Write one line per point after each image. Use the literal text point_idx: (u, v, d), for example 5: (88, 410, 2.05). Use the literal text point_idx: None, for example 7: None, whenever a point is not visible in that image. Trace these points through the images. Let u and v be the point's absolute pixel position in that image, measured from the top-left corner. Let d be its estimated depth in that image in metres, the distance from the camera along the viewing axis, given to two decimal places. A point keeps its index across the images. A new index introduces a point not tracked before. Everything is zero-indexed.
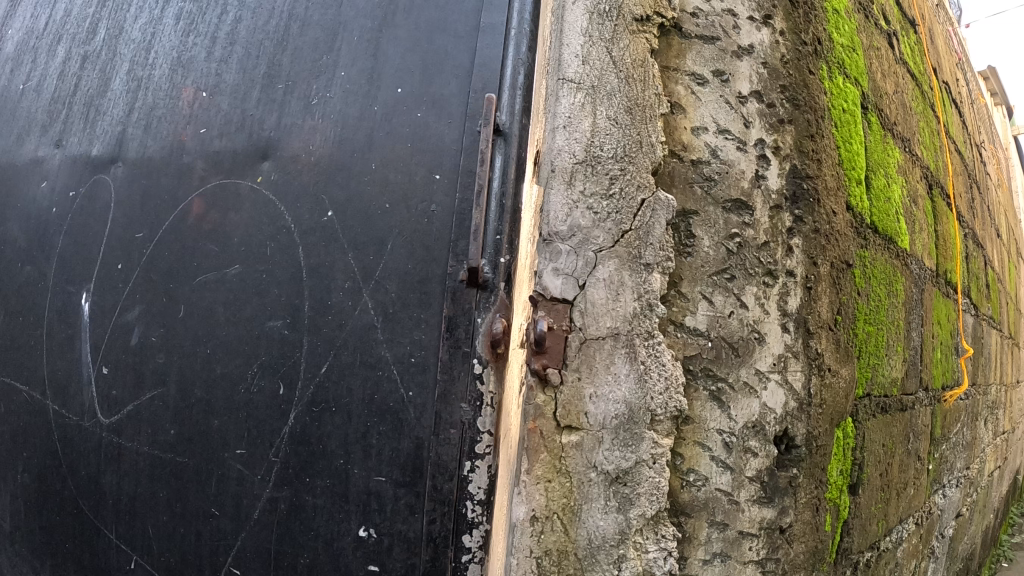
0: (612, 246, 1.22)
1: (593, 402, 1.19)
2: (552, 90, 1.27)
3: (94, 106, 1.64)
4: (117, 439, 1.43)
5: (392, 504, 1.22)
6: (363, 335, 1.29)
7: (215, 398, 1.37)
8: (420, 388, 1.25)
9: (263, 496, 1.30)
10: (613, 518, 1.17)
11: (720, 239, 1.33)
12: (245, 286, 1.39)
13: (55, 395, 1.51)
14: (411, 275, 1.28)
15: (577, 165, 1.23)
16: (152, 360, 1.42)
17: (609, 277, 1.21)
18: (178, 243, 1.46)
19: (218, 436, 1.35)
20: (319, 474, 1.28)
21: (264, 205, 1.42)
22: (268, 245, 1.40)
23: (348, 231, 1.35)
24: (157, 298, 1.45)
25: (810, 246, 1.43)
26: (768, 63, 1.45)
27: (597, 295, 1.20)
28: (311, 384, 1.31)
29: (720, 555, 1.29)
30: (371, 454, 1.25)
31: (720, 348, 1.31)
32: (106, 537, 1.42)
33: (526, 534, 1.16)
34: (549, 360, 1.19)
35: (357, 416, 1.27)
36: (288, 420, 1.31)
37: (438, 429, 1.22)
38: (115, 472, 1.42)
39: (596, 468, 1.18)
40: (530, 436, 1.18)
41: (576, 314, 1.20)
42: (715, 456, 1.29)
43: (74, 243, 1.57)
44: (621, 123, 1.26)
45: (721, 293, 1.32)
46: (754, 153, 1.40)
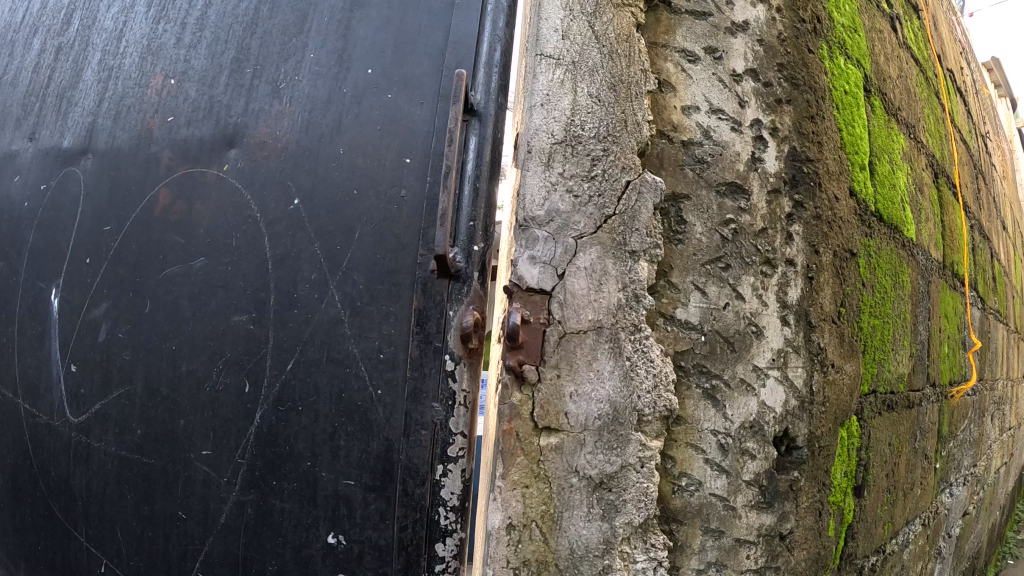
0: (594, 233, 1.11)
1: (573, 401, 1.08)
2: (529, 68, 1.16)
3: (67, 99, 1.45)
4: (88, 439, 1.28)
5: (362, 509, 1.12)
6: (329, 330, 1.17)
7: (181, 395, 1.22)
8: (390, 385, 1.14)
9: (230, 499, 1.17)
10: (596, 526, 1.07)
11: (714, 225, 1.24)
12: (210, 280, 1.24)
13: (26, 394, 1.35)
14: (380, 265, 1.18)
15: (556, 145, 1.12)
16: (118, 357, 1.26)
17: (591, 265, 1.10)
18: (144, 231, 1.30)
19: (184, 436, 1.21)
20: (285, 477, 1.15)
21: (230, 194, 1.27)
22: (235, 236, 1.25)
23: (316, 220, 1.22)
24: (124, 292, 1.28)
25: (810, 234, 1.34)
26: (764, 40, 1.35)
27: (577, 285, 1.10)
28: (277, 382, 1.17)
29: (714, 564, 1.20)
30: (340, 455, 1.14)
31: (715, 343, 1.21)
32: (77, 541, 1.29)
33: (502, 544, 1.07)
34: (526, 356, 1.08)
35: (325, 414, 1.15)
36: (254, 418, 1.17)
37: (409, 430, 1.12)
38: (84, 473, 1.28)
39: (577, 473, 1.07)
40: (505, 438, 1.08)
41: (554, 307, 1.09)
42: (708, 459, 1.20)
43: (42, 247, 1.39)
44: (604, 101, 1.15)
45: (715, 283, 1.22)
46: (751, 134, 1.30)
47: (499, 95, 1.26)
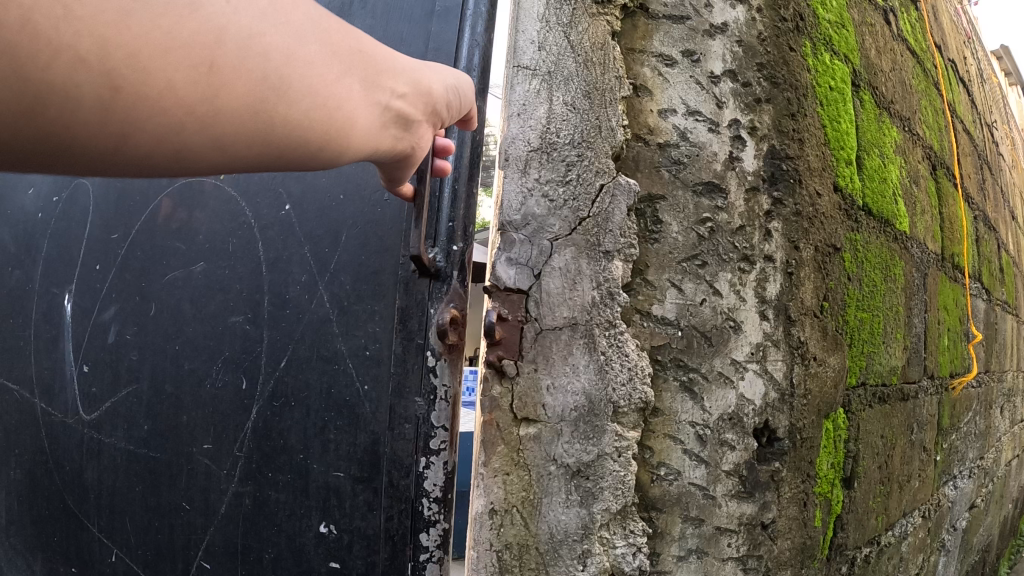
0: (568, 234, 1.14)
1: (550, 393, 1.11)
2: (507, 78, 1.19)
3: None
4: (99, 435, 1.36)
5: (351, 500, 1.15)
6: (319, 329, 1.21)
7: (183, 393, 1.29)
8: (375, 381, 1.16)
9: (229, 490, 1.23)
10: (575, 512, 1.11)
11: (690, 223, 1.28)
12: (209, 283, 1.30)
13: (43, 394, 1.45)
14: (365, 266, 1.20)
15: (532, 153, 1.15)
16: (127, 357, 1.35)
17: (565, 266, 1.14)
18: (148, 238, 1.37)
19: (186, 431, 1.28)
20: (280, 469, 1.20)
21: (226, 201, 1.32)
22: (231, 241, 1.30)
23: (305, 223, 1.26)
24: (130, 296, 1.36)
25: (790, 230, 1.39)
26: (743, 41, 1.39)
27: (552, 284, 1.13)
28: (272, 378, 1.22)
29: (695, 552, 1.25)
30: (330, 448, 1.17)
31: (692, 337, 1.25)
32: (90, 532, 1.36)
33: (485, 528, 1.10)
34: (505, 351, 1.11)
35: (315, 409, 1.19)
36: (250, 413, 1.23)
37: (393, 423, 1.13)
38: (96, 467, 1.36)
39: (555, 461, 1.11)
40: (485, 429, 1.11)
41: (531, 304, 1.12)
42: (687, 449, 1.25)
43: (56, 253, 1.48)
44: (578, 108, 1.17)
45: (691, 280, 1.26)
46: (728, 135, 1.35)
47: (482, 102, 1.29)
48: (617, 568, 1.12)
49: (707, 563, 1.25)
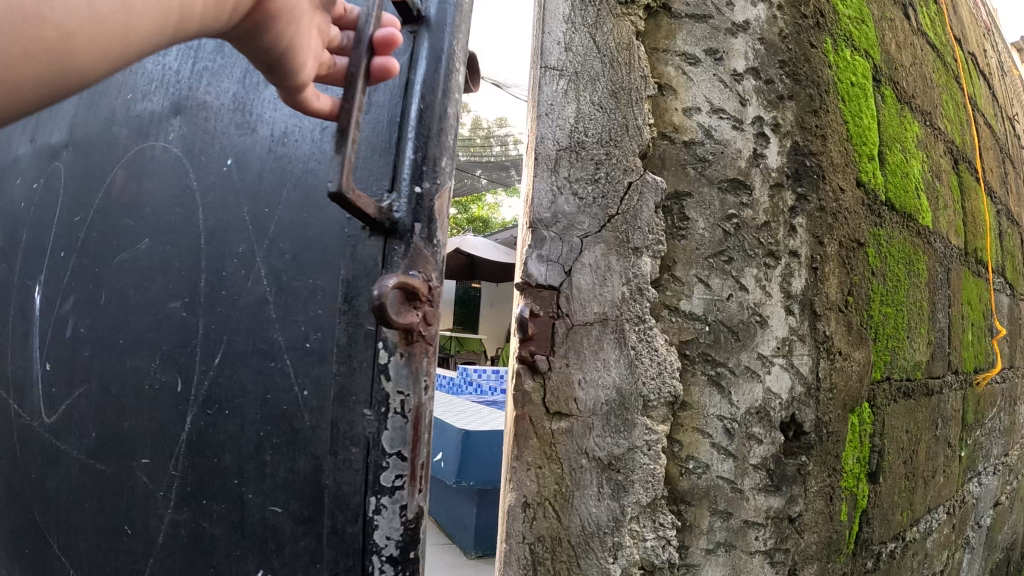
0: (598, 231, 1.16)
1: (582, 388, 1.13)
2: (536, 79, 1.22)
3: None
4: (58, 442, 1.10)
5: (290, 546, 0.86)
6: (256, 315, 0.92)
7: (126, 397, 1.02)
8: (317, 385, 0.86)
9: (166, 517, 0.96)
10: (606, 505, 1.12)
11: (717, 220, 1.29)
12: (152, 263, 1.02)
13: (17, 395, 1.21)
14: (308, 228, 0.90)
15: (561, 151, 1.18)
16: (80, 356, 1.09)
17: (596, 262, 1.15)
18: (103, 220, 1.10)
19: (127, 440, 1.01)
20: (215, 496, 0.92)
21: (172, 164, 1.03)
22: (176, 211, 1.02)
23: (246, 175, 0.96)
24: (85, 284, 1.10)
25: (814, 225, 1.40)
26: (765, 38, 1.40)
27: (583, 280, 1.15)
28: (206, 379, 0.94)
29: (724, 544, 1.27)
30: (267, 474, 0.88)
31: (719, 331, 1.27)
32: (51, 549, 1.11)
33: (518, 520, 1.13)
34: (537, 347, 1.15)
35: (250, 421, 0.90)
36: (185, 423, 0.95)
37: (336, 446, 0.82)
38: (54, 478, 1.10)
39: (587, 454, 1.13)
40: (518, 422, 1.14)
41: (562, 300, 1.15)
42: (715, 442, 1.26)
43: (32, 246, 1.24)
44: (605, 107, 1.19)
45: (718, 276, 1.28)
46: (752, 132, 1.36)
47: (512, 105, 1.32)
48: (647, 561, 1.12)
49: (735, 556, 1.27)
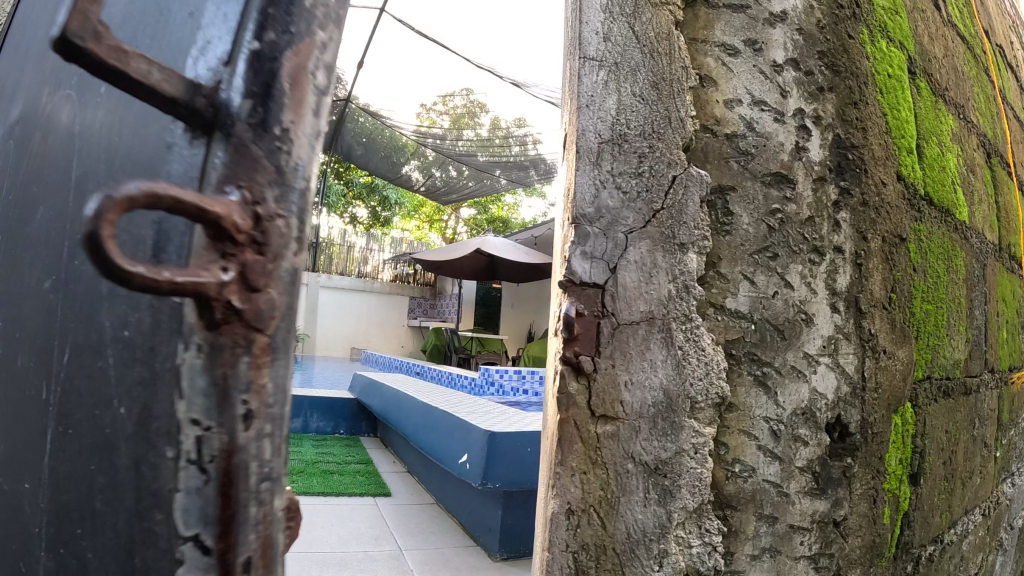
0: (643, 227, 1.11)
1: (628, 389, 1.09)
2: (575, 70, 1.18)
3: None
4: None
5: None
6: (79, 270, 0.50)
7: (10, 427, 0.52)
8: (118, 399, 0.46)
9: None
10: (652, 511, 1.08)
11: (761, 215, 1.25)
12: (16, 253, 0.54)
13: None
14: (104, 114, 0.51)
15: (603, 144, 1.14)
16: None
17: (641, 259, 1.11)
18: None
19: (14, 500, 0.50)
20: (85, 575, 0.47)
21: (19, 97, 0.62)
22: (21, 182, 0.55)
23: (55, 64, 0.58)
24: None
25: (858, 220, 1.33)
26: (803, 29, 1.34)
27: (628, 278, 1.10)
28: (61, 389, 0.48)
29: (769, 550, 1.23)
30: (94, 542, 0.46)
31: (765, 331, 1.23)
32: None
33: (562, 528, 1.09)
34: (581, 347, 1.10)
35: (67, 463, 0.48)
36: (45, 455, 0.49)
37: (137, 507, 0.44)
38: None
39: (633, 459, 1.08)
40: (562, 427, 1.10)
41: (607, 298, 1.11)
42: (761, 445, 1.22)
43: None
44: (647, 99, 1.15)
45: (763, 273, 1.24)
46: (794, 124, 1.31)
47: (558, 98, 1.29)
48: (693, 568, 1.08)
49: (780, 562, 1.23)
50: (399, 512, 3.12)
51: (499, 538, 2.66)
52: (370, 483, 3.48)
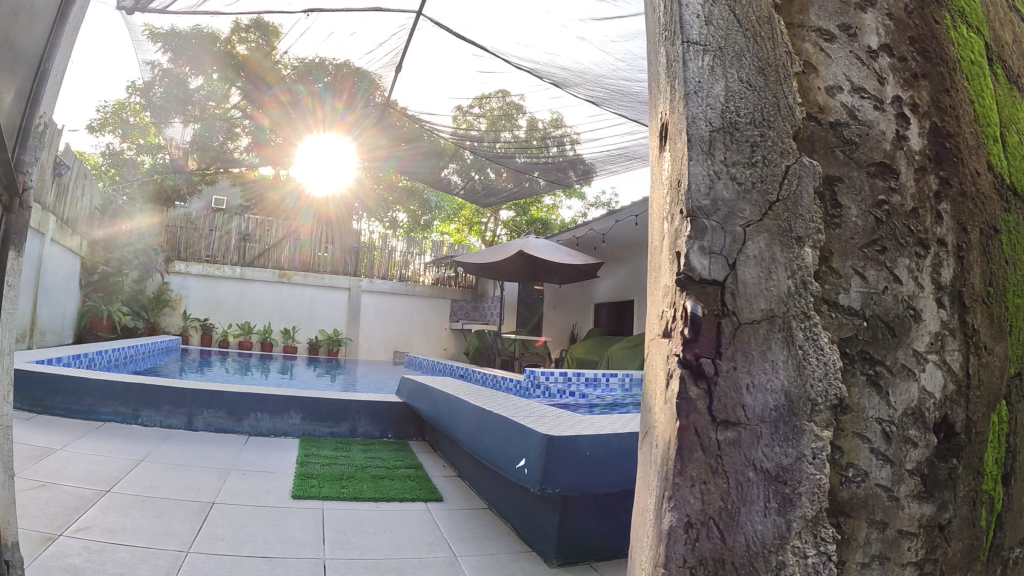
0: (760, 220, 1.06)
1: (750, 393, 1.03)
2: (678, 56, 1.17)
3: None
4: None
5: None
6: None
7: None
8: None
9: None
10: (771, 521, 1.01)
11: (869, 206, 1.18)
12: None
13: None
14: None
15: (715, 133, 1.11)
16: None
17: (760, 254, 1.05)
18: None
19: None
20: None
21: None
22: None
23: None
24: None
25: (958, 211, 1.25)
26: (893, 14, 1.30)
27: (748, 274, 1.04)
28: None
29: (879, 557, 1.15)
30: None
31: (876, 328, 1.16)
32: None
33: (680, 542, 1.05)
34: (700, 349, 1.05)
35: None
36: None
37: None
38: None
39: (754, 466, 1.02)
40: (683, 434, 1.06)
41: (728, 296, 1.04)
42: (874, 447, 1.15)
43: None
44: (754, 85, 1.12)
45: (873, 267, 1.17)
46: (893, 112, 1.24)
47: (652, 86, 1.30)
48: None
49: (889, 568, 1.16)
50: (452, 517, 3.07)
51: (555, 544, 2.59)
52: (420, 488, 3.44)
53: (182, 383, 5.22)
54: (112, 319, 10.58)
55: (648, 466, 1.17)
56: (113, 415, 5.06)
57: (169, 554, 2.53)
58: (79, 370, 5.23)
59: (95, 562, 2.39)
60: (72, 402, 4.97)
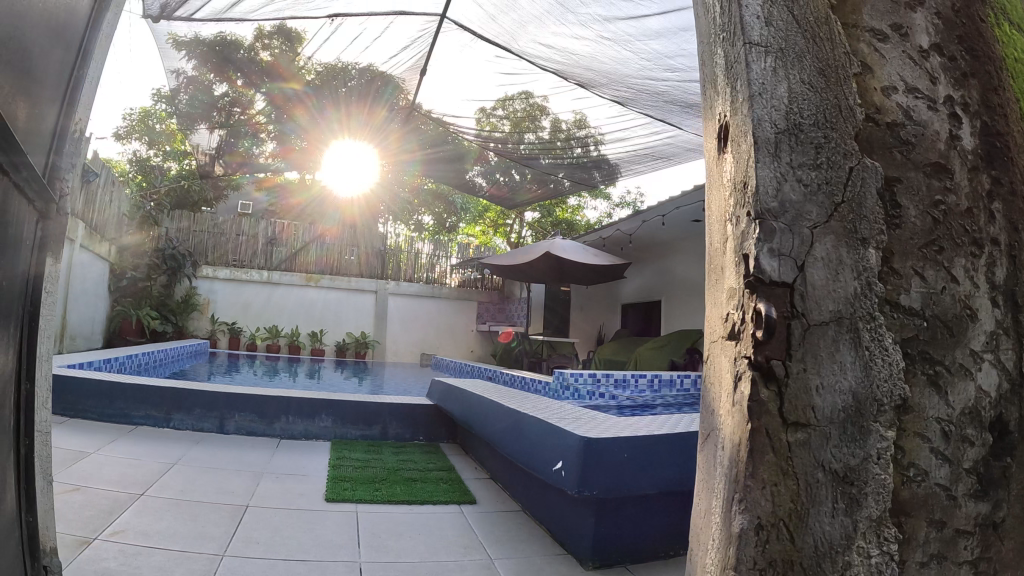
0: (827, 222, 1.08)
1: (820, 394, 1.04)
2: (740, 57, 1.18)
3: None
4: None
5: None
6: None
7: None
8: None
9: None
10: (839, 521, 1.03)
11: (926, 206, 1.16)
12: None
13: None
14: None
15: (781, 135, 1.11)
16: None
17: (827, 256, 1.07)
18: None
19: None
20: None
21: None
22: None
23: None
24: None
25: (1010, 211, 1.22)
26: (941, 13, 1.29)
27: (817, 276, 1.06)
28: None
29: (936, 556, 1.12)
30: None
31: (936, 328, 1.13)
32: None
33: (750, 544, 1.06)
34: (771, 351, 1.06)
35: None
36: None
37: None
38: None
39: (823, 467, 1.03)
40: (753, 436, 1.06)
41: (797, 298, 1.05)
42: (933, 448, 1.11)
43: None
44: (816, 87, 1.14)
45: (931, 267, 1.14)
46: (946, 112, 1.22)
47: (710, 89, 1.33)
48: None
49: (946, 568, 1.12)
50: (485, 520, 3.08)
51: (591, 545, 2.60)
52: (453, 490, 3.45)
53: (213, 386, 5.26)
54: (141, 324, 10.73)
55: (714, 469, 1.18)
56: (146, 419, 5.11)
57: (204, 557, 2.55)
58: (113, 374, 5.29)
59: (130, 566, 2.41)
60: (105, 405, 5.06)
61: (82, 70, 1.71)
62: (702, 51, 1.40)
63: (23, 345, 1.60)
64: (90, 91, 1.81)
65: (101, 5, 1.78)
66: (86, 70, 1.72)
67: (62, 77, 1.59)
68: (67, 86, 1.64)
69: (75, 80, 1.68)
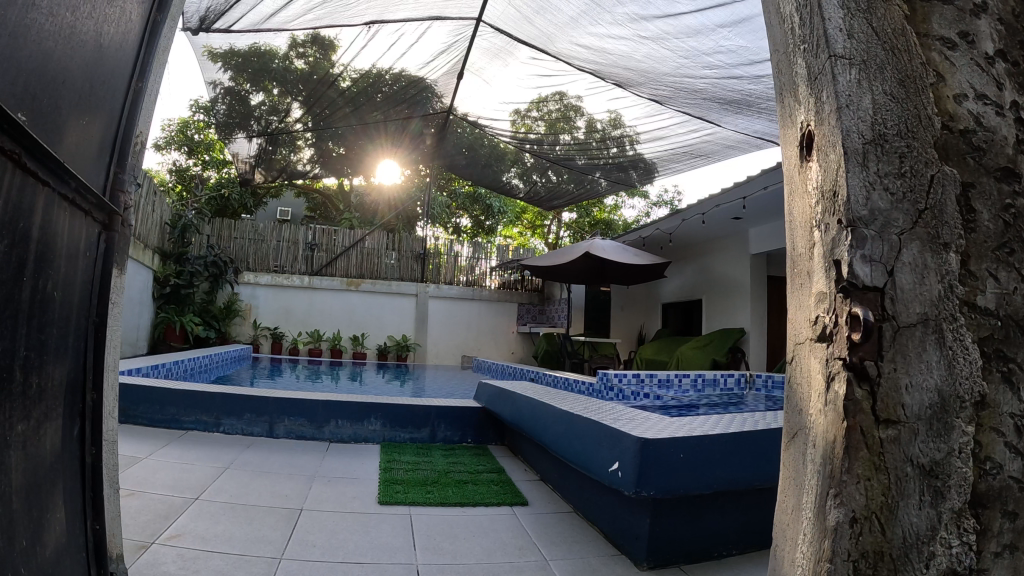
0: (912, 229, 1.14)
1: (909, 392, 1.10)
2: (826, 70, 1.24)
3: (34, 31, 1.21)
4: None
5: None
6: None
7: None
8: None
9: None
10: (926, 513, 1.09)
11: (998, 210, 1.18)
12: None
13: None
14: None
15: (868, 146, 1.17)
16: None
17: (914, 261, 1.13)
18: None
19: None
20: None
21: None
22: None
23: None
24: None
25: None
26: (1003, 19, 1.26)
27: (904, 280, 1.13)
28: None
29: (1012, 547, 1.12)
30: None
31: (1009, 327, 1.15)
32: None
33: (846, 537, 1.11)
34: (864, 353, 1.12)
35: None
36: None
37: None
38: None
39: (912, 462, 1.10)
40: (849, 434, 1.12)
41: (887, 302, 1.12)
42: (1008, 441, 1.13)
43: None
44: (898, 98, 1.20)
45: (1004, 269, 1.17)
46: (1013, 117, 1.22)
47: (793, 96, 1.39)
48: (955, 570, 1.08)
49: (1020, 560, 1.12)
50: (539, 521, 3.14)
51: (647, 547, 2.65)
52: (505, 492, 3.52)
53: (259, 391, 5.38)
54: (185, 329, 10.96)
55: (803, 466, 1.25)
56: (196, 423, 5.23)
57: (263, 561, 2.61)
58: (160, 380, 5.41)
59: (189, 569, 2.48)
60: (156, 411, 5.19)
61: (143, 84, 1.78)
62: (779, 60, 1.48)
63: (98, 358, 1.66)
64: (149, 104, 1.88)
65: (158, 17, 1.85)
66: (145, 83, 1.79)
67: (123, 88, 1.67)
68: (128, 95, 1.71)
69: (132, 94, 1.74)
